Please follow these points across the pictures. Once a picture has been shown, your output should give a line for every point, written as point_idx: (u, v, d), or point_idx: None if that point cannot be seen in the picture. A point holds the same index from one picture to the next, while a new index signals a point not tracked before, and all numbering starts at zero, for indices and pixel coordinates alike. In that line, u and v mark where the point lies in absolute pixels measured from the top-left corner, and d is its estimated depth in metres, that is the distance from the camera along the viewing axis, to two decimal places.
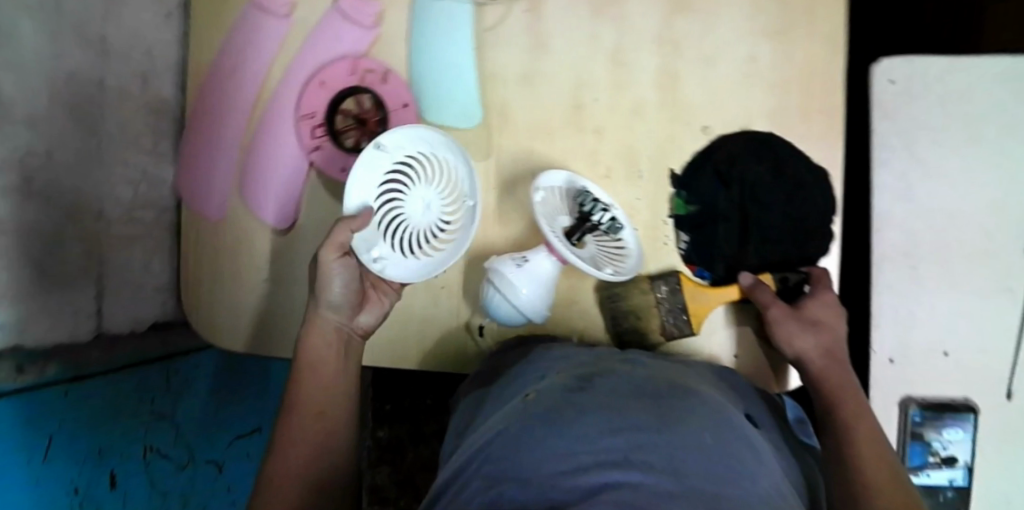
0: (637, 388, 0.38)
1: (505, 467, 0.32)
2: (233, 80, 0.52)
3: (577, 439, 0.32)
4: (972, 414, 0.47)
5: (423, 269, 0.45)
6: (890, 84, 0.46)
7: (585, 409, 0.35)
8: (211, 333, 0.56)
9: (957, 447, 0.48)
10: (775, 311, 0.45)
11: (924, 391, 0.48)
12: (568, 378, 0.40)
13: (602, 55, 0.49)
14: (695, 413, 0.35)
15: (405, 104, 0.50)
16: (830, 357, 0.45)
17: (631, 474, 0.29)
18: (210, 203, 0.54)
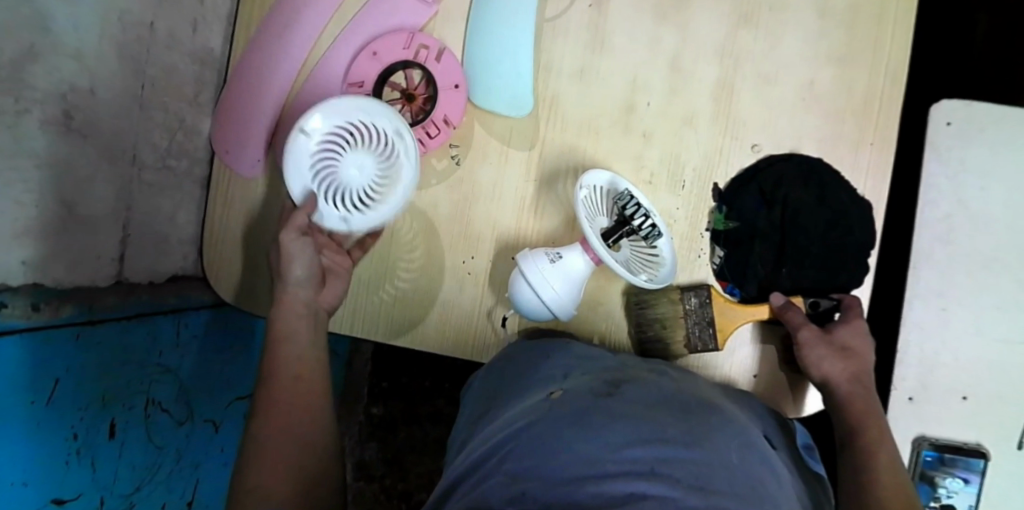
0: (664, 400, 0.38)
1: (531, 464, 0.32)
2: (284, 39, 0.52)
3: (606, 445, 0.32)
4: (983, 459, 0.48)
5: (387, 211, 0.46)
6: (945, 125, 0.46)
7: (614, 414, 0.35)
8: (234, 293, 0.56)
9: (960, 498, 0.49)
10: (806, 334, 0.45)
11: (937, 432, 0.48)
12: (595, 381, 0.40)
13: (661, 60, 0.48)
14: (722, 432, 0.36)
15: (456, 85, 0.49)
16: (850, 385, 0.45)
17: (662, 490, 0.29)
18: (244, 159, 0.53)
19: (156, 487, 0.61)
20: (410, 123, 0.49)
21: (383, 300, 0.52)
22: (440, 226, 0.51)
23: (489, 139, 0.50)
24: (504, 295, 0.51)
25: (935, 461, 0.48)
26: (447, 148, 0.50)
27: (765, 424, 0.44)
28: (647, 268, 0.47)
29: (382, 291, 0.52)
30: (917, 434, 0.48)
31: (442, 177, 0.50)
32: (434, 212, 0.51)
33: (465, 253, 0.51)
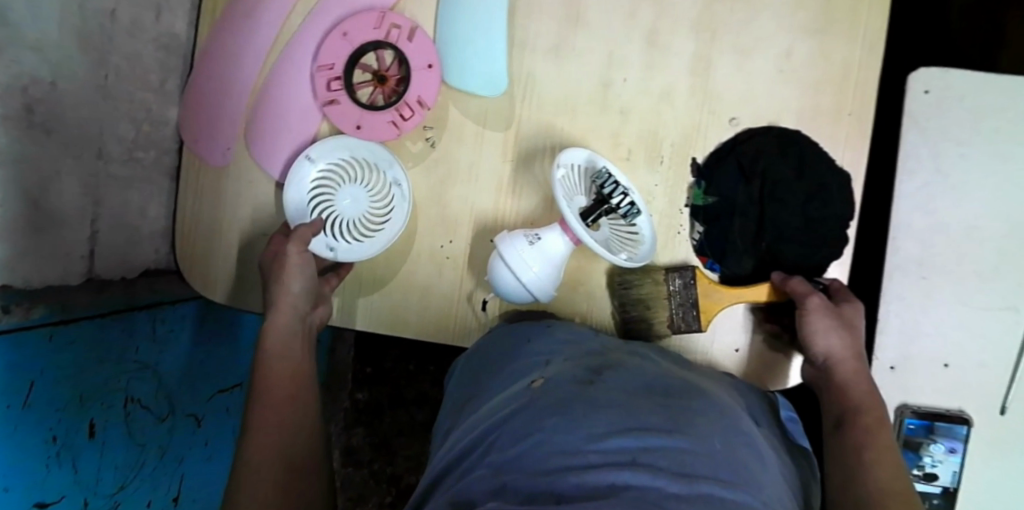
0: (645, 384, 0.38)
1: (513, 458, 0.31)
2: (252, 24, 0.50)
3: (588, 436, 0.32)
4: (966, 426, 0.48)
5: (372, 248, 0.49)
6: (924, 93, 0.46)
7: (596, 402, 0.35)
8: (208, 285, 0.54)
9: (943, 467, 0.49)
10: (815, 303, 0.44)
11: (920, 399, 0.48)
12: (576, 367, 0.39)
13: (637, 33, 0.47)
14: (706, 415, 0.35)
15: (429, 65, 0.48)
16: (842, 358, 0.45)
17: (645, 479, 0.28)
18: (213, 148, 0.52)
19: (141, 485, 0.60)
20: (384, 106, 0.48)
21: (362, 288, 0.51)
22: (416, 211, 0.50)
23: (464, 119, 0.49)
24: (483, 278, 0.50)
25: (918, 427, 0.48)
26: (421, 130, 0.49)
27: (750, 398, 0.44)
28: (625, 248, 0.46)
29: (360, 278, 0.51)
30: (900, 403, 0.49)
31: (417, 160, 0.50)
32: (411, 196, 0.50)
33: (443, 238, 0.50)
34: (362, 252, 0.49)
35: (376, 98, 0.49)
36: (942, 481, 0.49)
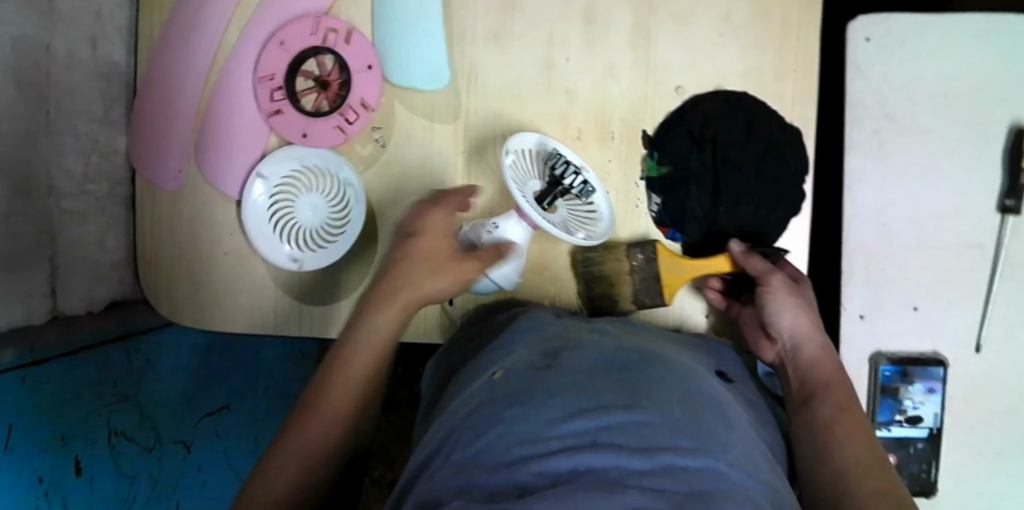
0: (604, 363, 0.37)
1: (474, 452, 0.30)
2: (188, 42, 0.49)
3: (546, 421, 0.31)
4: (941, 367, 0.50)
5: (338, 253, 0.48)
6: (865, 41, 0.49)
7: (554, 388, 0.34)
8: (171, 309, 0.53)
9: (926, 408, 0.51)
10: (774, 281, 0.43)
11: (893, 346, 0.51)
12: (534, 355, 0.39)
13: (573, 10, 0.47)
14: (665, 386, 0.35)
15: (368, 66, 0.48)
16: (806, 335, 0.42)
17: (606, 460, 0.28)
18: (166, 172, 0.51)
19: None
20: (328, 111, 0.48)
21: (326, 296, 0.51)
22: (374, 213, 0.50)
23: (412, 117, 0.49)
24: None
25: (892, 373, 0.51)
26: (369, 131, 0.49)
27: (723, 361, 0.44)
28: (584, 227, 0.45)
29: (325, 287, 0.50)
30: (875, 352, 0.51)
31: (368, 163, 0.49)
32: (368, 199, 0.49)
33: None
34: (326, 259, 0.49)
35: (320, 104, 0.49)
36: (927, 421, 0.51)
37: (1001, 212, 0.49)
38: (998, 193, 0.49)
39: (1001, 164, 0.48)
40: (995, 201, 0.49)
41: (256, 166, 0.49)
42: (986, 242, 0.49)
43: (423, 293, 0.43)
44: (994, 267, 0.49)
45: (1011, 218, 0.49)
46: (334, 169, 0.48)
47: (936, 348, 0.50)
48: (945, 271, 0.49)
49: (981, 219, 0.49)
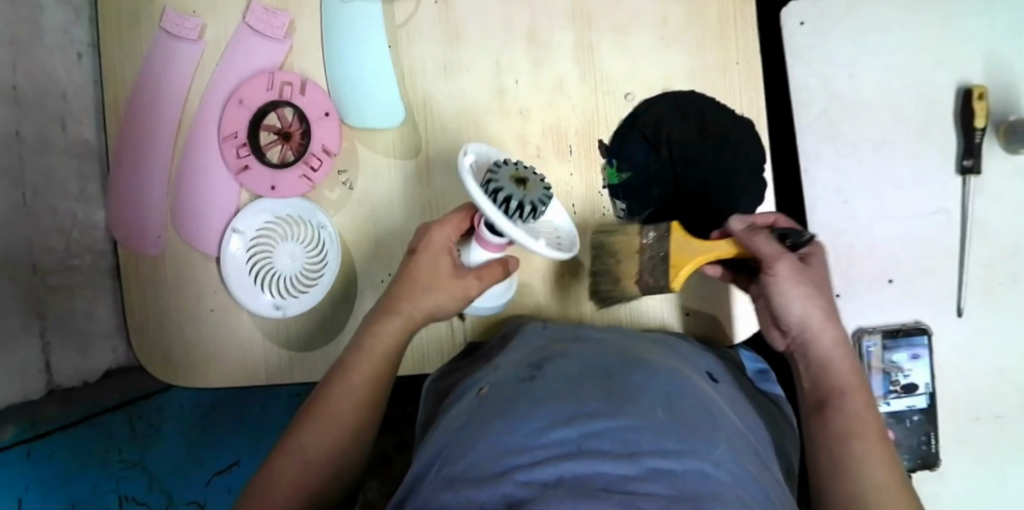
0: (588, 370, 0.37)
1: (463, 466, 0.30)
2: (152, 111, 0.51)
3: (533, 431, 0.31)
4: (925, 334, 0.53)
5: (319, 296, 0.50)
6: (800, 25, 0.53)
7: (540, 398, 0.34)
8: (166, 372, 0.52)
9: (917, 375, 0.53)
10: (783, 272, 0.38)
11: (874, 320, 0.54)
12: (519, 368, 0.39)
13: (517, 36, 0.49)
14: (646, 388, 0.35)
15: (326, 112, 0.49)
16: (820, 328, 0.38)
17: (592, 466, 0.28)
18: (144, 238, 0.51)
19: None
20: (293, 161, 0.50)
21: (315, 341, 0.51)
22: (351, 253, 0.51)
23: (374, 156, 0.50)
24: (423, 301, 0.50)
25: (879, 345, 0.54)
26: (336, 176, 0.50)
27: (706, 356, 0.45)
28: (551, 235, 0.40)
29: (314, 332, 0.51)
30: (856, 327, 0.54)
31: (338, 206, 0.50)
32: (343, 241, 0.50)
33: (382, 273, 0.51)
34: (307, 303, 0.50)
35: (285, 155, 0.50)
36: (923, 387, 0.53)
37: (963, 174, 0.52)
38: (954, 156, 0.52)
39: (953, 128, 0.52)
40: (953, 164, 0.52)
41: (231, 223, 0.50)
42: (952, 205, 0.53)
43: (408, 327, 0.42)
44: (963, 229, 0.52)
45: (972, 178, 0.52)
46: (308, 216, 0.50)
47: (917, 317, 0.54)
48: (912, 241, 0.53)
49: (942, 181, 0.52)
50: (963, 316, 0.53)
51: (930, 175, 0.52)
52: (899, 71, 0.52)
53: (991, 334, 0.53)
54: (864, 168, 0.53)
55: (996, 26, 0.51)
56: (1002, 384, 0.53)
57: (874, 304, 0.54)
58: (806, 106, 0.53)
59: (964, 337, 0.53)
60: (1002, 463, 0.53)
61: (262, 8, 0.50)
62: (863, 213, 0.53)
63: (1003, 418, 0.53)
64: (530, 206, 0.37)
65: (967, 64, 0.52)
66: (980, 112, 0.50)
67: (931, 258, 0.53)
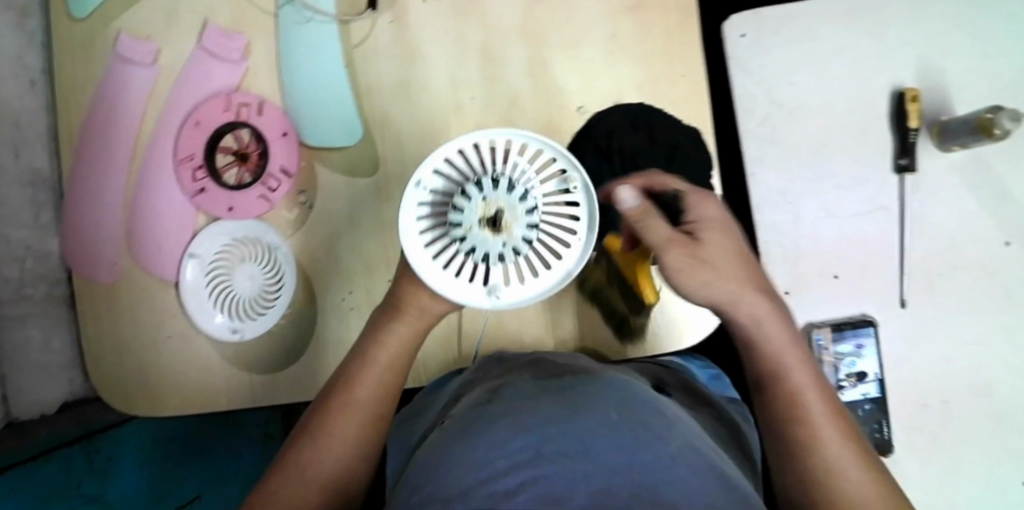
0: (542, 391, 0.36)
1: (421, 497, 0.26)
2: (106, 136, 0.50)
3: (492, 444, 0.28)
4: (871, 326, 0.57)
5: (277, 317, 0.50)
6: (742, 37, 0.55)
7: (494, 416, 0.32)
8: (125, 403, 0.51)
9: (865, 363, 0.58)
10: (674, 257, 0.33)
11: (820, 316, 0.58)
12: (476, 398, 0.38)
13: (470, 53, 0.50)
14: (599, 393, 0.33)
15: (284, 132, 0.50)
16: (733, 304, 0.34)
17: (554, 469, 0.25)
18: (98, 265, 0.50)
19: None
20: (250, 182, 0.50)
21: (276, 363, 0.50)
22: (311, 273, 0.50)
23: (333, 175, 0.50)
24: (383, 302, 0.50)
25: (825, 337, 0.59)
26: (294, 195, 0.50)
27: (657, 370, 0.47)
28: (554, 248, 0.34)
29: (273, 355, 0.50)
30: (804, 323, 0.58)
31: (296, 225, 0.50)
32: (302, 261, 0.50)
33: (343, 290, 0.51)
34: (264, 325, 0.50)
35: (242, 177, 0.50)
36: (872, 374, 0.58)
37: (899, 172, 0.55)
38: (891, 156, 0.56)
39: (889, 126, 0.55)
40: (890, 163, 0.55)
41: (188, 247, 0.50)
42: (890, 204, 0.56)
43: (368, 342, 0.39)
44: (901, 225, 0.56)
45: (909, 177, 0.56)
46: (261, 236, 0.50)
47: (864, 311, 0.57)
48: (853, 237, 0.57)
49: (882, 181, 0.56)
50: (907, 308, 0.56)
51: (871, 175, 0.56)
52: (831, 76, 0.55)
53: (935, 326, 0.56)
54: (806, 170, 0.56)
55: (924, 32, 0.54)
56: (948, 373, 0.56)
57: (820, 300, 0.57)
58: (751, 114, 0.56)
59: (911, 329, 0.57)
60: (952, 446, 0.56)
61: (217, 31, 0.50)
62: (808, 214, 0.56)
63: (951, 403, 0.56)
64: (507, 253, 0.33)
65: (897, 69, 0.55)
66: (914, 113, 0.53)
67: (872, 254, 0.56)
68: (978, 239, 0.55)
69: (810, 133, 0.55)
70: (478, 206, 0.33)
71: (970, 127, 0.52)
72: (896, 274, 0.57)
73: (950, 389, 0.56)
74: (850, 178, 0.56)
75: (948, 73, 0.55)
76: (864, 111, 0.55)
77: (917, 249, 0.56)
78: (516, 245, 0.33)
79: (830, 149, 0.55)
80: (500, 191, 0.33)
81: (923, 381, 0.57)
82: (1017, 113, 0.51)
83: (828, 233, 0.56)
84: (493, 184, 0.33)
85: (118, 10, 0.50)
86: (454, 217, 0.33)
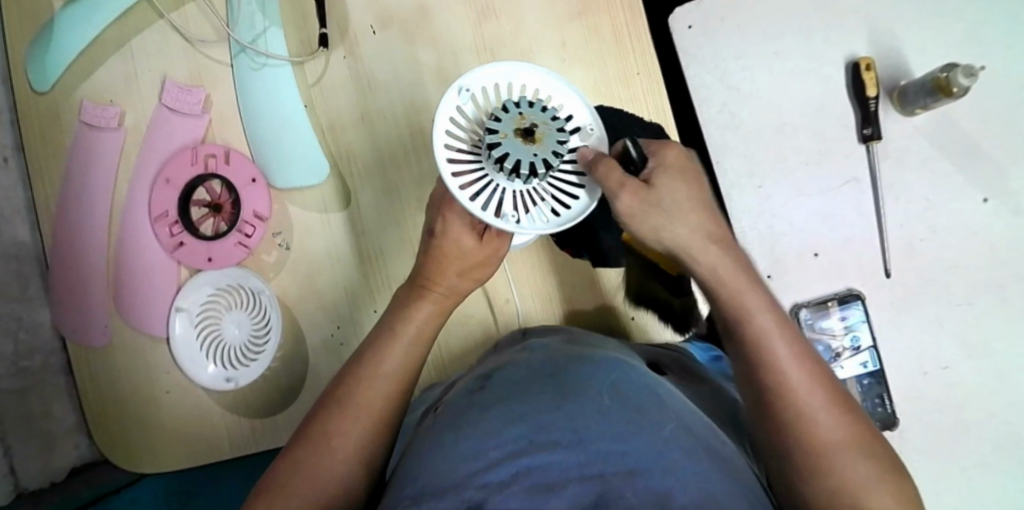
0: (535, 367, 0.33)
1: (413, 490, 0.25)
2: (79, 201, 0.51)
3: (487, 432, 0.26)
4: (860, 300, 0.59)
5: (269, 361, 0.50)
6: (689, 28, 0.58)
7: (490, 399, 0.30)
8: (132, 463, 0.51)
9: (860, 334, 0.59)
10: (626, 202, 0.34)
11: (807, 294, 0.59)
12: (469, 382, 0.35)
13: (427, 77, 0.51)
14: (594, 371, 0.32)
15: (253, 179, 0.51)
16: (685, 248, 0.35)
17: (546, 461, 0.24)
18: (88, 331, 0.50)
19: None
20: (226, 230, 0.51)
21: (274, 405, 0.50)
22: (297, 311, 0.51)
23: (307, 214, 0.51)
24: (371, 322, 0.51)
25: (812, 314, 0.60)
26: (271, 238, 0.51)
27: (652, 353, 0.46)
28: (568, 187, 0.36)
29: (270, 396, 0.50)
30: (793, 304, 0.59)
31: (278, 267, 0.51)
32: (287, 302, 0.51)
33: (331, 325, 0.51)
34: (256, 371, 0.50)
35: (219, 226, 0.51)
36: (866, 344, 0.59)
37: (865, 142, 0.58)
38: (856, 127, 0.58)
39: (848, 102, 0.58)
40: (855, 134, 0.58)
41: (175, 301, 0.50)
42: (862, 175, 0.59)
43: (360, 361, 0.37)
44: (876, 191, 0.59)
45: (875, 145, 0.58)
46: (244, 282, 0.50)
47: (849, 285, 0.59)
48: (826, 212, 0.59)
49: (849, 150, 0.59)
50: (892, 275, 0.58)
51: (836, 149, 0.58)
52: (786, 63, 0.58)
53: (920, 288, 0.58)
54: (768, 149, 0.58)
55: (869, 7, 0.58)
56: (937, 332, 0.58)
57: (804, 277, 0.59)
58: (709, 102, 0.59)
59: (897, 293, 0.58)
60: (954, 409, 0.58)
61: (176, 87, 0.51)
62: (779, 194, 0.58)
63: (949, 368, 0.58)
64: (538, 164, 0.32)
65: (852, 39, 0.58)
66: (869, 81, 0.56)
67: (847, 225, 0.59)
68: (958, 198, 0.58)
69: (769, 114, 0.58)
70: (512, 119, 0.33)
71: (928, 88, 0.56)
72: (876, 240, 0.59)
73: (942, 348, 0.58)
74: (817, 152, 0.58)
75: (901, 40, 0.59)
76: (818, 88, 0.58)
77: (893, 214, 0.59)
78: (546, 159, 0.33)
79: (792, 126, 0.58)
80: (533, 110, 0.34)
81: (915, 343, 0.58)
82: (971, 70, 0.55)
83: (800, 210, 0.59)
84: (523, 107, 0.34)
85: (77, 78, 0.51)
86: (489, 128, 0.33)
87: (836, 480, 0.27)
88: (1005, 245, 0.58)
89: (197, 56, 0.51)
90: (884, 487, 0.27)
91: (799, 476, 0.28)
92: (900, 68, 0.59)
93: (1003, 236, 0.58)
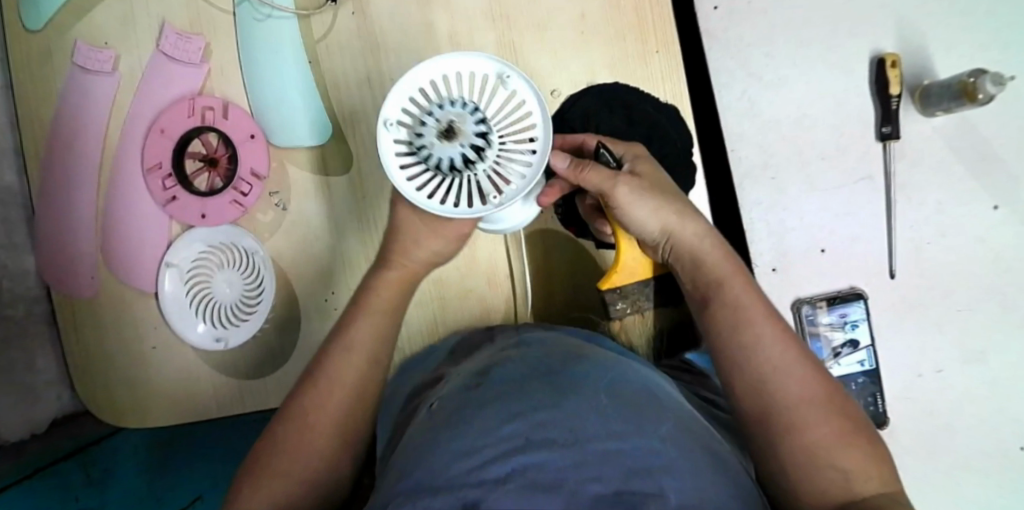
0: (534, 365, 0.32)
1: (409, 485, 0.24)
2: (70, 147, 0.49)
3: (483, 428, 0.25)
4: (861, 299, 0.59)
5: (258, 324, 0.49)
6: (714, 10, 0.59)
7: (487, 394, 0.29)
8: (114, 416, 0.50)
9: (859, 331, 0.59)
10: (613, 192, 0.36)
11: (808, 291, 0.59)
12: (464, 378, 0.33)
13: (439, 42, 0.49)
14: (593, 370, 0.30)
15: (252, 135, 0.49)
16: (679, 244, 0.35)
17: (545, 459, 0.23)
18: (75, 281, 0.49)
19: None
20: (222, 187, 0.49)
21: (263, 367, 0.49)
22: (292, 276, 0.50)
23: (306, 175, 0.50)
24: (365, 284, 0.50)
25: (812, 312, 0.59)
26: (268, 197, 0.49)
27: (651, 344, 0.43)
28: (518, 151, 0.35)
29: (260, 358, 0.49)
30: (795, 299, 0.59)
31: (273, 228, 0.50)
32: (281, 264, 0.50)
33: (325, 290, 0.50)
34: (244, 332, 0.49)
35: (213, 182, 0.50)
36: (864, 342, 0.59)
37: (883, 140, 0.59)
38: (876, 124, 0.59)
39: (868, 97, 0.59)
40: (874, 131, 0.59)
41: (165, 257, 0.49)
42: (877, 174, 0.59)
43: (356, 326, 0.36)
44: (889, 192, 0.59)
45: (892, 144, 0.59)
46: (237, 240, 0.49)
47: (852, 283, 0.59)
48: (838, 208, 0.59)
49: (867, 146, 0.59)
50: (896, 278, 0.59)
51: (847, 142, 0.59)
52: (806, 57, 0.58)
53: (920, 292, 0.59)
54: (773, 142, 0.59)
55: (894, 7, 0.58)
56: (932, 337, 0.59)
57: (806, 273, 0.59)
58: (727, 89, 0.59)
59: (897, 296, 0.59)
60: (943, 410, 0.59)
61: (174, 33, 0.49)
62: (789, 187, 0.59)
63: (944, 372, 0.59)
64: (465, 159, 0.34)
65: (878, 35, 0.59)
66: (893, 78, 0.57)
67: (857, 227, 0.59)
68: (968, 203, 0.59)
69: (779, 106, 0.59)
70: (433, 129, 0.34)
71: (953, 91, 0.56)
72: (884, 239, 0.59)
73: (937, 354, 0.59)
74: (832, 147, 0.59)
75: (923, 41, 0.59)
76: (838, 82, 0.59)
77: (907, 215, 0.59)
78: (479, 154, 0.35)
79: (808, 119, 0.59)
80: (455, 109, 0.35)
81: (910, 347, 0.59)
82: (999, 78, 0.55)
83: (797, 210, 0.59)
84: (444, 102, 0.35)
85: (73, 18, 0.49)
86: (417, 141, 0.34)
87: (808, 441, 0.27)
88: (1009, 251, 0.59)
89: (198, 2, 0.49)
90: (856, 445, 0.27)
91: (770, 443, 0.28)
92: (923, 68, 0.59)
93: (1008, 243, 0.59)
